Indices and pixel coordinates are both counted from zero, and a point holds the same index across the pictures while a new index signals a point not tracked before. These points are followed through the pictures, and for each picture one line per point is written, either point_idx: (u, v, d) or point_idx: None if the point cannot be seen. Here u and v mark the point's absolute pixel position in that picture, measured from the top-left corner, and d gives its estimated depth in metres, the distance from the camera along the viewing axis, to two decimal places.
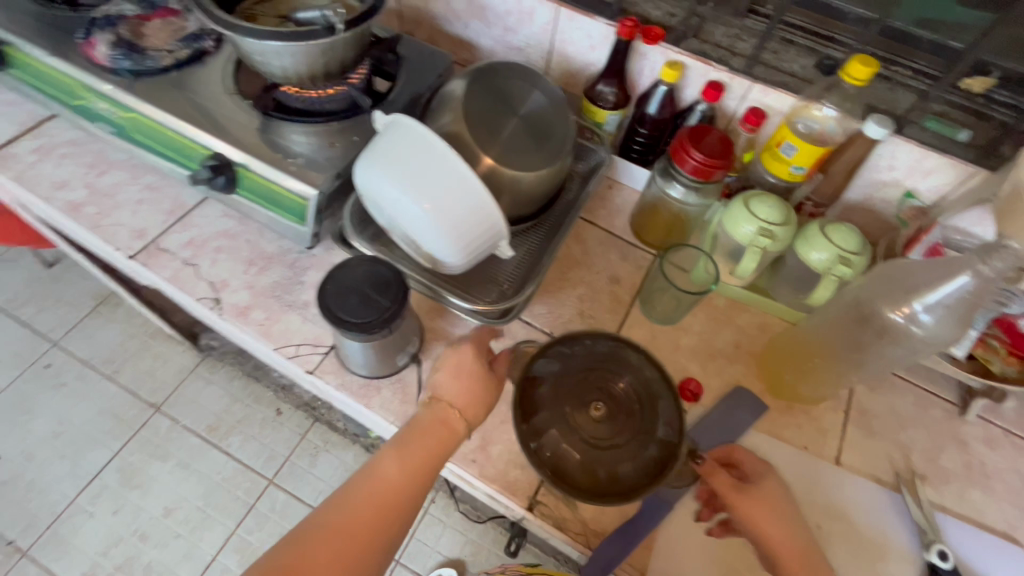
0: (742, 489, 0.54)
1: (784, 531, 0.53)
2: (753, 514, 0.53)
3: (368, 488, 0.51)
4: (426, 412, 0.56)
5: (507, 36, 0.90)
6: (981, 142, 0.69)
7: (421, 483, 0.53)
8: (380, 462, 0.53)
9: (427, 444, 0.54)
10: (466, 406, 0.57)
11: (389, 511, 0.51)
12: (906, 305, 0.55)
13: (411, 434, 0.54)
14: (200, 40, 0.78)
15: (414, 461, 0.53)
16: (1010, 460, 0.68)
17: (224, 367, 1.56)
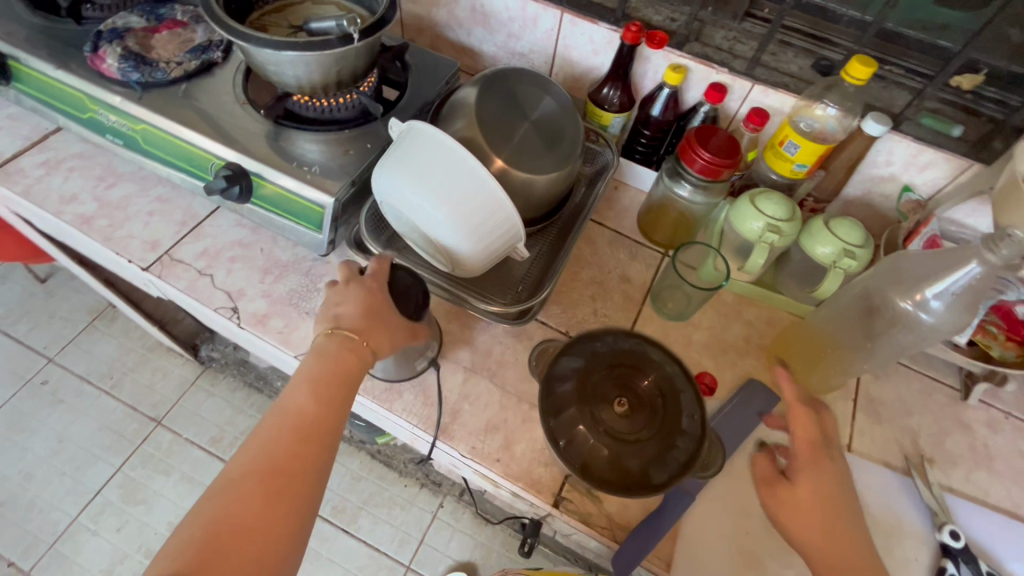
0: (784, 480, 0.57)
1: (824, 530, 0.53)
2: (793, 511, 0.55)
3: (279, 426, 0.51)
4: (320, 342, 0.56)
5: (510, 42, 0.92)
6: (973, 137, 0.72)
7: (334, 408, 0.53)
8: (287, 402, 0.53)
9: (328, 370, 0.54)
10: (377, 327, 0.57)
11: (305, 444, 0.51)
12: (918, 293, 0.57)
13: (308, 368, 0.54)
14: (208, 51, 0.79)
15: (324, 383, 0.53)
16: (1012, 441, 0.71)
17: (225, 379, 1.54)
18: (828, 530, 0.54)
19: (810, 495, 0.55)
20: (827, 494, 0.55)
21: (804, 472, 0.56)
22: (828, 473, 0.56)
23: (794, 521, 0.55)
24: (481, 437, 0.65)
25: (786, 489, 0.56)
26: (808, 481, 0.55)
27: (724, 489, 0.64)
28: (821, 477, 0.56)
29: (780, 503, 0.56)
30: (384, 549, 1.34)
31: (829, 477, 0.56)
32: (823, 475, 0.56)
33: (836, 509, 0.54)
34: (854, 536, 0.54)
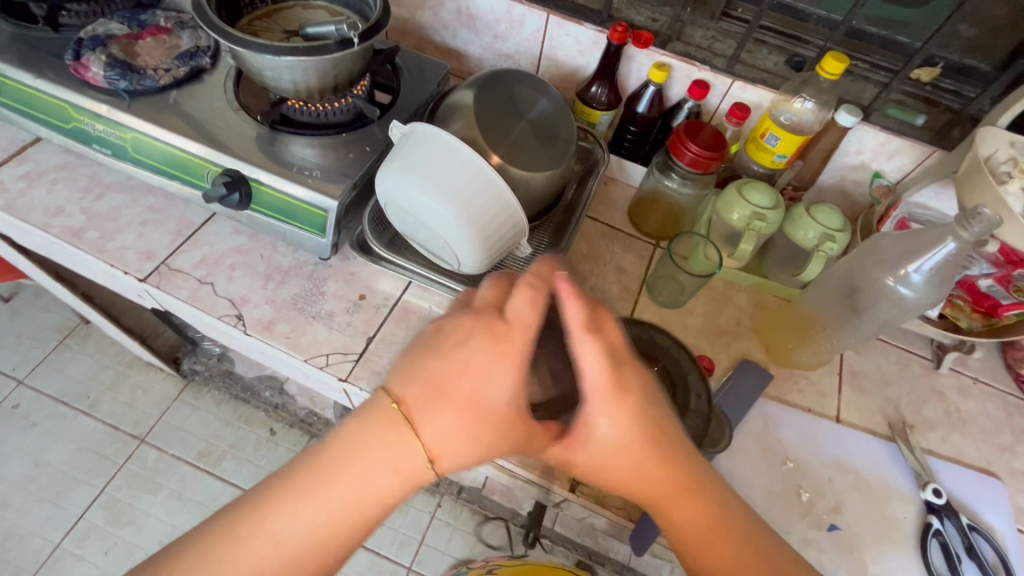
0: (578, 455, 0.47)
1: (646, 466, 0.47)
2: (603, 467, 0.47)
3: (247, 533, 0.42)
4: (346, 439, 0.44)
5: (496, 43, 0.93)
6: (935, 125, 0.78)
7: (333, 550, 0.43)
8: (286, 526, 0.42)
9: (334, 492, 0.43)
10: (433, 456, 0.43)
11: (267, 572, 0.42)
12: (904, 269, 0.61)
13: (313, 480, 0.43)
14: (196, 57, 0.78)
15: (336, 517, 0.43)
16: (980, 404, 0.78)
17: (210, 392, 1.51)
18: (645, 468, 0.47)
19: (619, 449, 0.46)
20: (620, 441, 0.46)
21: (594, 425, 0.45)
22: (626, 404, 0.45)
23: (611, 470, 0.47)
24: None
25: (587, 460, 0.47)
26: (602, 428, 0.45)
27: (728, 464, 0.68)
28: (619, 413, 0.45)
29: (591, 466, 0.47)
30: (385, 553, 1.34)
31: (632, 406, 0.45)
32: (625, 406, 0.45)
33: (647, 440, 0.46)
34: (670, 456, 0.48)
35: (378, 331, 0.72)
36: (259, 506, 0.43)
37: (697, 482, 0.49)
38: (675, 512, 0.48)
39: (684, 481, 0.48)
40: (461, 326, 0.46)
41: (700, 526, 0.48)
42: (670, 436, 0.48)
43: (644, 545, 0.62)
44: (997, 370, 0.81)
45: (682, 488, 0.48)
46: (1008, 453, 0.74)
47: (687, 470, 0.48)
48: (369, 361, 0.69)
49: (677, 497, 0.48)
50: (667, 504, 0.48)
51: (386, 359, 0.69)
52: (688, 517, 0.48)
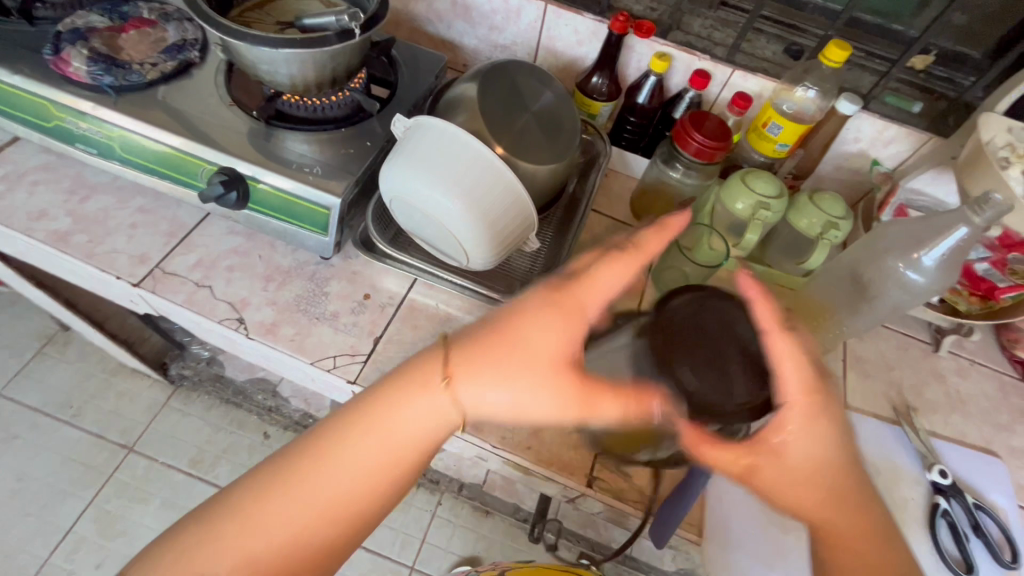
0: (769, 465, 0.43)
1: (833, 494, 0.44)
2: (793, 493, 0.43)
3: (294, 468, 0.43)
4: (393, 376, 0.45)
5: (492, 35, 0.91)
6: (931, 113, 0.79)
7: (376, 485, 0.43)
8: (333, 455, 0.43)
9: (378, 423, 0.43)
10: (471, 395, 0.42)
11: (316, 499, 0.42)
12: (915, 254, 0.59)
13: (359, 414, 0.44)
14: (184, 51, 0.75)
15: (380, 448, 0.43)
16: (978, 385, 0.80)
17: (200, 397, 1.47)
18: (833, 493, 0.44)
19: (811, 466, 0.43)
20: (822, 459, 0.43)
21: (792, 434, 0.43)
22: (825, 420, 0.43)
23: (803, 499, 0.43)
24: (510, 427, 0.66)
25: (776, 472, 0.43)
26: (801, 441, 0.43)
27: None
28: (820, 428, 0.43)
29: (774, 480, 0.43)
30: (387, 553, 1.33)
31: (833, 425, 0.43)
32: (824, 421, 0.43)
33: (840, 465, 0.44)
34: (857, 488, 0.44)
35: (386, 331, 0.70)
36: (308, 441, 0.44)
37: (878, 522, 0.45)
38: (844, 545, 0.45)
39: (867, 516, 0.45)
40: (526, 282, 0.45)
41: (868, 566, 0.45)
42: (858, 469, 0.45)
43: (665, 537, 0.62)
44: (992, 352, 0.83)
45: (863, 525, 0.44)
46: (1006, 431, 0.76)
47: (870, 506, 0.45)
48: (378, 361, 0.68)
49: (855, 532, 0.44)
50: (853, 539, 0.45)
51: (395, 360, 0.68)
52: (858, 555, 0.45)
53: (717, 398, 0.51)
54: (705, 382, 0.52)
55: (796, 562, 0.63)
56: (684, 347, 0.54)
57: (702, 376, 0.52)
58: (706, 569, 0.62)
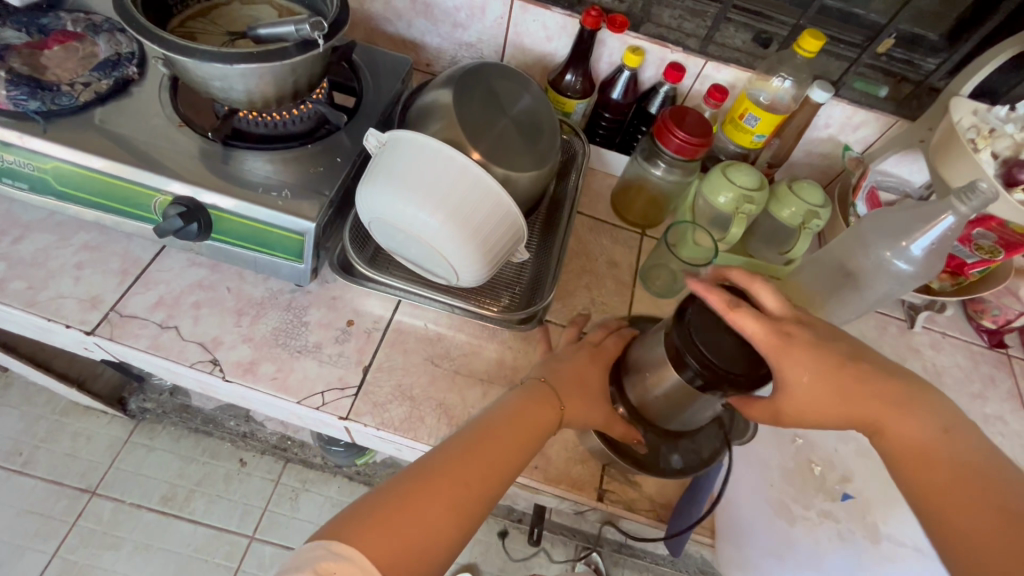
0: (781, 397, 0.51)
1: (845, 392, 0.50)
2: (811, 410, 0.51)
3: (482, 445, 0.48)
4: (532, 388, 0.56)
5: (456, 32, 0.87)
6: (898, 96, 0.80)
7: (522, 449, 0.50)
8: (482, 422, 0.51)
9: (534, 417, 0.53)
10: (573, 395, 0.57)
11: (478, 455, 0.48)
12: (903, 242, 0.60)
13: (524, 408, 0.53)
14: (119, 66, 0.67)
15: (520, 422, 0.52)
16: (951, 357, 0.83)
17: (165, 429, 1.38)
18: (848, 393, 0.50)
19: (814, 377, 0.50)
20: (819, 368, 0.50)
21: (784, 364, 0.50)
22: (805, 344, 0.51)
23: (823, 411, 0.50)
24: None
25: (790, 401, 0.51)
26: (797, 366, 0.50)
27: (744, 449, 0.69)
28: (802, 352, 0.50)
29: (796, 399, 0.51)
30: None
31: (809, 345, 0.50)
32: (807, 344, 0.51)
33: (839, 367, 0.50)
34: (870, 377, 0.50)
35: (374, 358, 0.66)
36: (482, 425, 0.50)
37: (908, 398, 0.49)
38: (884, 429, 0.49)
39: (892, 395, 0.49)
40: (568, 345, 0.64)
41: (915, 445, 0.48)
42: (868, 365, 0.51)
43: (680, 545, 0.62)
44: (961, 323, 0.87)
45: (892, 405, 0.49)
46: (979, 399, 0.80)
47: (890, 383, 0.50)
48: (370, 392, 0.64)
49: (888, 414, 0.49)
50: (888, 421, 0.49)
51: (388, 388, 0.64)
52: (901, 435, 0.48)
53: (737, 370, 0.50)
54: (721, 352, 0.51)
55: (804, 553, 0.65)
56: (701, 326, 0.53)
57: (718, 350, 0.51)
58: None
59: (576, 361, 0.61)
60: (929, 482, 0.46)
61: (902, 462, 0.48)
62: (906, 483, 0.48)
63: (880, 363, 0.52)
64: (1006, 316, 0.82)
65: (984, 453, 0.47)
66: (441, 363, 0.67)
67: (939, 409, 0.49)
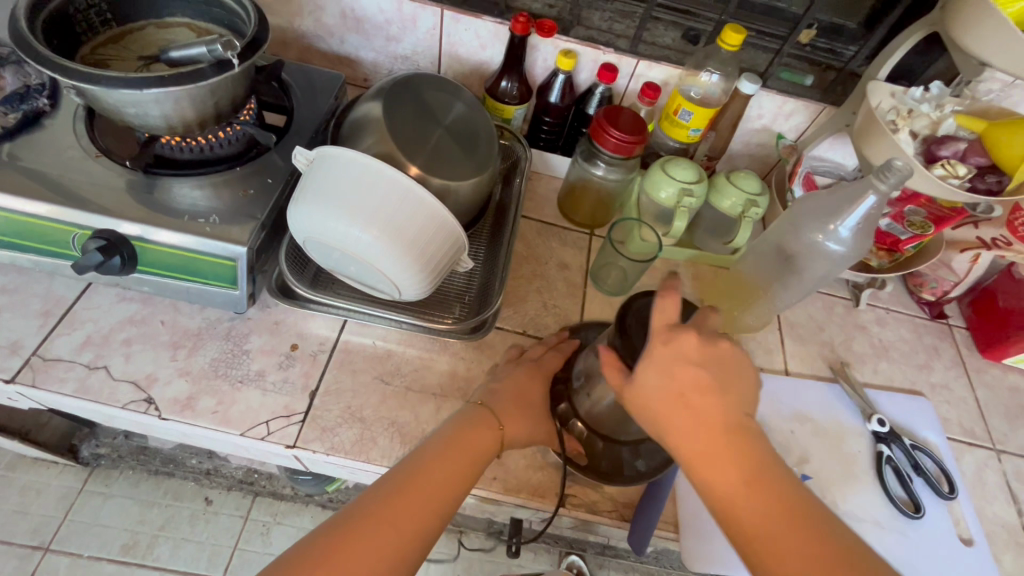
0: (630, 391, 0.50)
1: (676, 417, 0.47)
2: (650, 419, 0.49)
3: (418, 477, 0.48)
4: (471, 412, 0.56)
5: (390, 46, 0.86)
6: (823, 84, 0.83)
7: (463, 476, 0.50)
8: (420, 454, 0.50)
9: (473, 440, 0.53)
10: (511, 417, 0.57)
11: (416, 487, 0.47)
12: (832, 224, 0.62)
13: (459, 435, 0.53)
14: (28, 99, 0.65)
15: (459, 449, 0.51)
16: (897, 331, 0.86)
17: (122, 474, 1.31)
18: (683, 424, 0.47)
19: (654, 391, 0.48)
20: (656, 397, 0.48)
21: (639, 370, 0.49)
22: (654, 356, 0.49)
23: (656, 424, 0.49)
24: None
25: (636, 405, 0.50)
26: (646, 388, 0.49)
27: None
28: (652, 362, 0.49)
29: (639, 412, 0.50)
30: None
31: (656, 360, 0.48)
32: (663, 356, 0.49)
33: (679, 391, 0.47)
34: (711, 404, 0.47)
35: (321, 382, 0.64)
36: (419, 457, 0.50)
37: (739, 441, 0.46)
38: (706, 460, 0.46)
39: (724, 438, 0.46)
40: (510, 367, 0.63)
41: (732, 491, 0.45)
42: (717, 398, 0.47)
43: (644, 544, 0.60)
44: (904, 298, 0.90)
45: (722, 447, 0.46)
46: (925, 370, 0.83)
47: (732, 420, 0.47)
48: (318, 417, 0.62)
49: (713, 452, 0.46)
50: (706, 464, 0.46)
51: (337, 412, 0.62)
52: (720, 480, 0.45)
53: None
54: None
55: None
56: (637, 329, 0.54)
57: None
58: (686, 564, 0.62)
59: (518, 379, 0.62)
60: (741, 526, 0.44)
61: (719, 507, 0.46)
62: (724, 525, 0.46)
63: (729, 398, 0.48)
64: (942, 288, 0.86)
65: (802, 504, 0.45)
66: (392, 381, 0.66)
67: (766, 458, 0.46)
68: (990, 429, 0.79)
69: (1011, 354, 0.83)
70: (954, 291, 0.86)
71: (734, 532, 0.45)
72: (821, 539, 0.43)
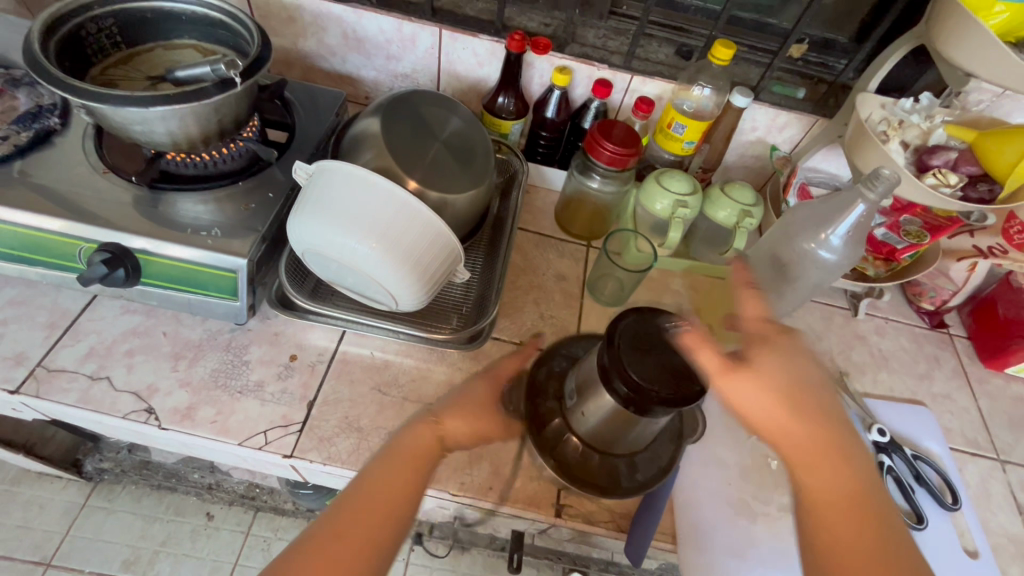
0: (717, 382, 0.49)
1: (779, 417, 0.48)
2: (745, 413, 0.49)
3: (361, 500, 0.49)
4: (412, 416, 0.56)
5: (390, 64, 0.89)
6: (815, 96, 0.84)
7: (408, 486, 0.50)
8: (364, 474, 0.51)
9: (413, 446, 0.52)
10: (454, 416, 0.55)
11: (360, 512, 0.48)
12: (824, 233, 0.63)
13: (399, 445, 0.52)
14: (40, 118, 0.67)
15: (401, 460, 0.51)
16: (897, 341, 0.85)
17: (125, 488, 1.31)
18: (787, 423, 0.48)
19: (771, 380, 0.49)
20: (770, 381, 0.48)
21: (750, 360, 0.50)
22: (761, 357, 0.50)
23: (755, 416, 0.49)
24: (467, 470, 0.63)
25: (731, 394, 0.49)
26: (762, 371, 0.49)
27: (701, 450, 0.69)
28: (764, 358, 0.50)
29: (727, 389, 0.49)
30: None
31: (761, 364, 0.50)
32: (781, 350, 0.50)
33: (790, 392, 0.49)
34: (823, 411, 0.49)
35: (320, 393, 0.65)
36: (364, 478, 0.50)
37: (838, 453, 0.47)
38: (809, 458, 0.47)
39: (830, 444, 0.48)
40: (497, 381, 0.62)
41: (828, 489, 0.46)
42: (829, 404, 0.49)
43: (641, 554, 0.60)
44: (903, 307, 0.89)
45: (829, 452, 0.47)
46: (926, 380, 0.82)
47: (839, 429, 0.48)
48: (315, 427, 0.62)
49: (817, 453, 0.47)
50: (809, 462, 0.47)
51: (335, 422, 0.63)
52: (819, 477, 0.47)
53: (664, 391, 0.46)
54: (649, 374, 0.47)
55: (769, 552, 0.63)
56: (631, 340, 0.50)
57: (647, 370, 0.48)
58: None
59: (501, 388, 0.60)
60: (828, 526, 0.45)
61: (810, 503, 0.47)
62: (806, 523, 0.46)
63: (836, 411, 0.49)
64: (942, 297, 0.86)
65: (889, 527, 0.45)
66: (389, 391, 0.66)
67: (864, 472, 0.47)
68: (994, 439, 0.78)
69: (1014, 364, 0.82)
70: (953, 300, 0.86)
71: (818, 530, 0.45)
72: (905, 562, 0.43)
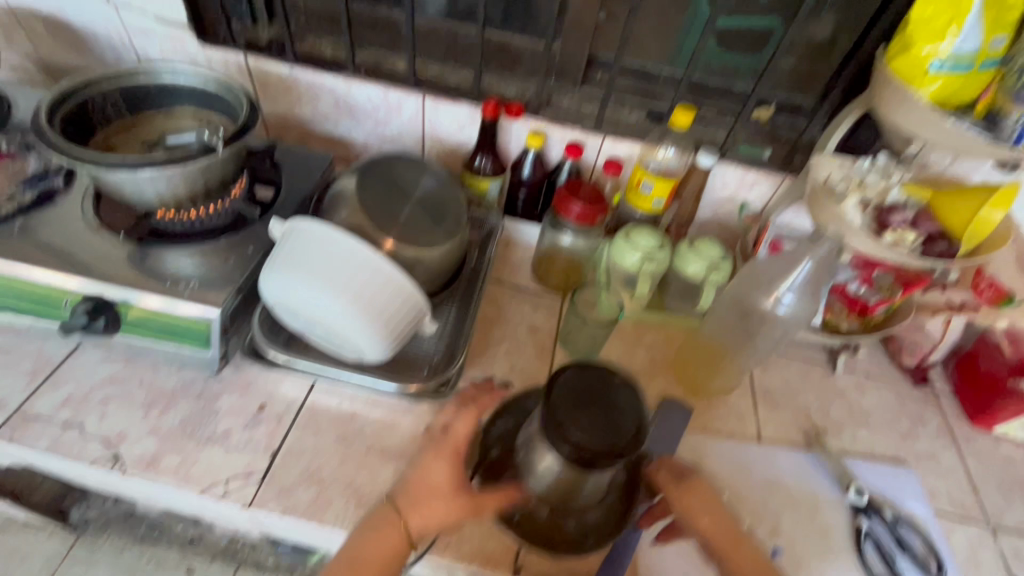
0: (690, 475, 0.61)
1: (707, 519, 0.59)
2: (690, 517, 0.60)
3: None
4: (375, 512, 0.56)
5: (378, 128, 0.95)
6: (781, 157, 0.87)
7: None
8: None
9: (376, 552, 0.54)
10: (421, 517, 0.55)
11: None
12: (774, 292, 0.71)
13: (361, 552, 0.54)
14: (46, 179, 0.73)
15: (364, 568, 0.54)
16: (877, 397, 0.84)
17: (108, 539, 1.29)
18: (720, 516, 0.60)
19: (696, 491, 0.60)
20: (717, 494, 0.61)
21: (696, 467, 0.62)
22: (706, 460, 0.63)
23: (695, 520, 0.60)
24: None
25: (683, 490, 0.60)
26: (702, 487, 0.60)
27: None
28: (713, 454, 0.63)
29: (681, 505, 0.60)
30: None
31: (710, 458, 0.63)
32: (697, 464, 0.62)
33: (712, 498, 0.60)
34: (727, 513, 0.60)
35: (284, 443, 0.66)
36: None
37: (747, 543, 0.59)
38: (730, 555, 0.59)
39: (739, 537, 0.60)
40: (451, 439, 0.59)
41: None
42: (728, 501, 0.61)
43: None
44: (884, 363, 0.88)
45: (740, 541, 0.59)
46: (909, 438, 0.80)
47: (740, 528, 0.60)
48: (276, 478, 0.63)
49: (737, 547, 0.59)
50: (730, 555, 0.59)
51: (296, 473, 0.63)
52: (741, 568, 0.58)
53: (603, 445, 0.47)
54: (588, 429, 0.48)
55: None
56: (568, 396, 0.50)
57: (586, 427, 0.48)
58: None
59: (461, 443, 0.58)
60: None
61: None
62: None
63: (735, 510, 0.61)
64: (922, 352, 0.85)
65: None
66: (354, 442, 0.67)
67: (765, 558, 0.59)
68: (983, 503, 0.75)
69: (1002, 421, 0.80)
70: (933, 355, 0.84)
71: None
72: None
